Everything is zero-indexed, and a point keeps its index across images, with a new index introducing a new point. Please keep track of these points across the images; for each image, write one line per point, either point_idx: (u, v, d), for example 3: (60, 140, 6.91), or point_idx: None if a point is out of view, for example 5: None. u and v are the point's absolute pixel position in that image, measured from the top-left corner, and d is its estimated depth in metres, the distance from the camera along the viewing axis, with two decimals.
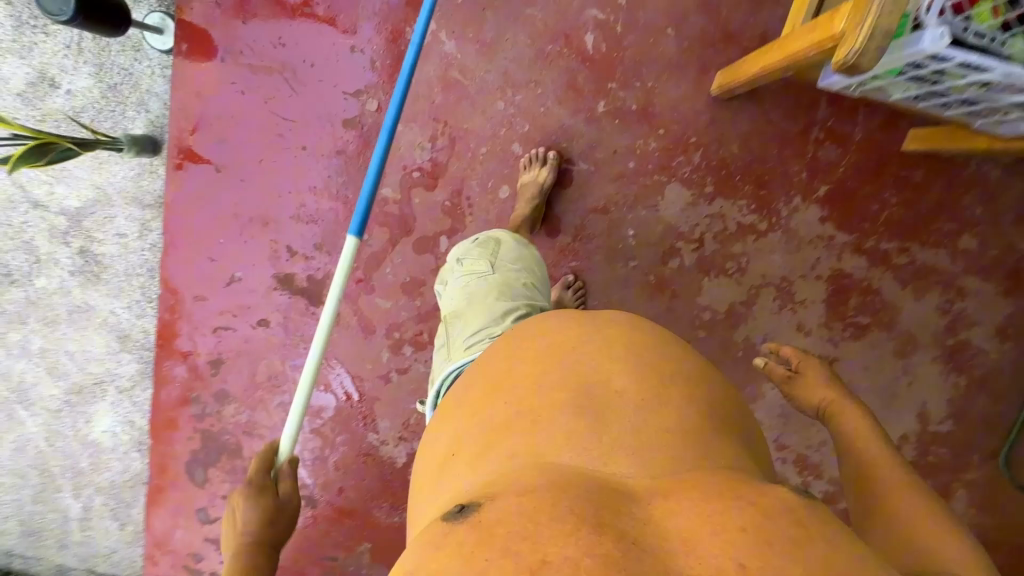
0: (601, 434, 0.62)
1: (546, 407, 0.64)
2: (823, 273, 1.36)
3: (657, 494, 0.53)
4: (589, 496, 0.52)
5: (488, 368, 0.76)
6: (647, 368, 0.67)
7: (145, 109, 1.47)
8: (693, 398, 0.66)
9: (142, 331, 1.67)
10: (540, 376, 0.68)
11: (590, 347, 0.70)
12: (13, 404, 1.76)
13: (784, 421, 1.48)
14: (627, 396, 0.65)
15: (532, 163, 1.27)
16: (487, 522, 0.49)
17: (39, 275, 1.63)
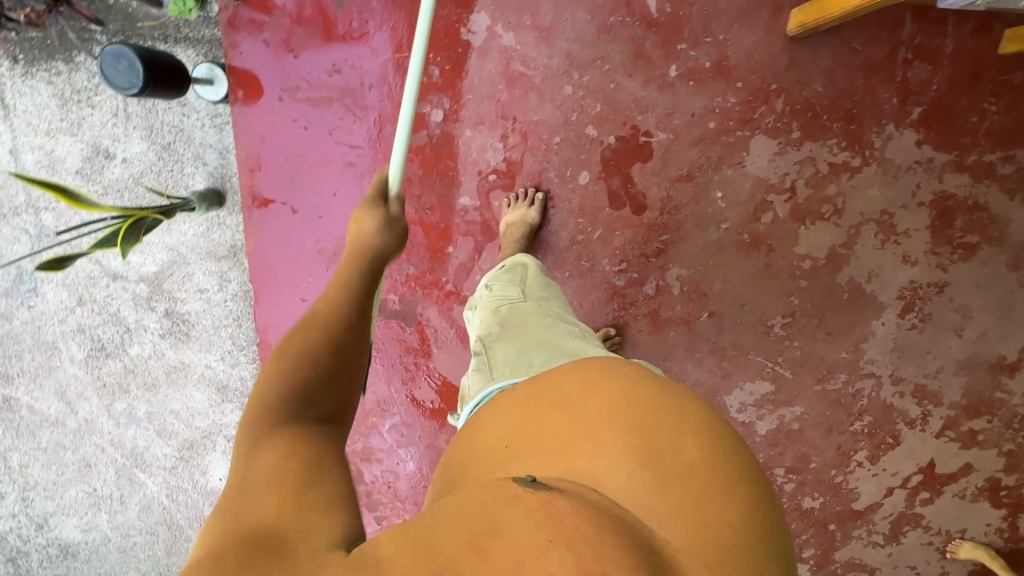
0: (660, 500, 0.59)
1: (617, 449, 0.64)
2: (925, 199, 1.31)
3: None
4: (643, 549, 0.51)
5: (563, 387, 0.76)
6: (726, 462, 0.64)
7: (202, 162, 1.46)
8: (762, 509, 0.62)
9: (239, 379, 1.70)
10: (614, 412, 0.69)
11: (672, 411, 0.69)
12: (131, 469, 1.83)
13: (897, 355, 1.46)
14: (702, 473, 0.62)
15: (517, 201, 1.28)
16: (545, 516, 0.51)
17: (131, 343, 1.66)
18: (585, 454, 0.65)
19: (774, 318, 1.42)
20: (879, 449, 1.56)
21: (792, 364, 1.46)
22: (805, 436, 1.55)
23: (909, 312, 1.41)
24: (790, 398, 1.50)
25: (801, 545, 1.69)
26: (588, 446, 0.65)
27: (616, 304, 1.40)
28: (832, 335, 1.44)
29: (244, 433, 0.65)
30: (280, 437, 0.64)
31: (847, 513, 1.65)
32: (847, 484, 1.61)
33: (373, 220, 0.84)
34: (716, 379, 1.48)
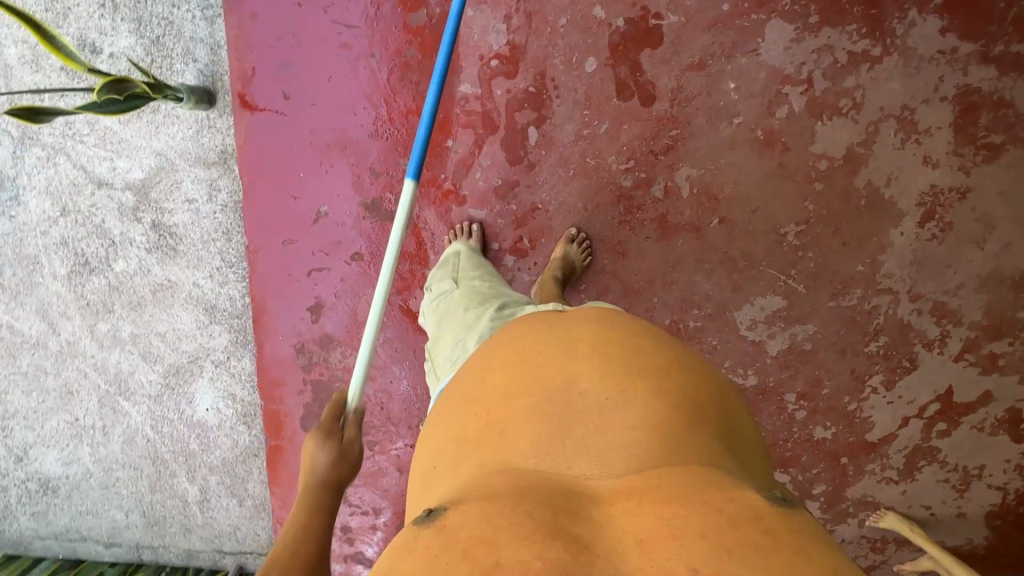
0: (566, 439, 0.64)
1: (519, 416, 0.66)
2: (948, 93, 1.25)
3: (622, 496, 0.56)
4: (548, 502, 0.54)
5: (471, 376, 0.76)
6: (615, 367, 0.70)
7: (192, 58, 1.40)
8: (665, 388, 0.68)
9: (228, 299, 1.63)
10: (511, 382, 0.70)
11: (557, 350, 0.73)
12: (114, 397, 1.76)
13: (917, 270, 1.39)
14: (594, 399, 0.67)
15: (459, 237, 1.33)
16: (448, 530, 0.51)
17: (116, 258, 1.60)
18: (493, 438, 0.66)
19: (788, 226, 1.35)
20: (895, 374, 1.49)
21: (806, 277, 1.40)
22: (818, 358, 1.48)
23: (929, 222, 1.34)
24: (803, 315, 1.43)
25: (811, 481, 1.62)
26: (493, 432, 0.66)
27: (622, 206, 1.34)
28: (848, 246, 1.37)
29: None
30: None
31: (860, 445, 1.57)
32: (861, 413, 1.53)
33: (321, 455, 1.03)
34: (726, 292, 1.41)
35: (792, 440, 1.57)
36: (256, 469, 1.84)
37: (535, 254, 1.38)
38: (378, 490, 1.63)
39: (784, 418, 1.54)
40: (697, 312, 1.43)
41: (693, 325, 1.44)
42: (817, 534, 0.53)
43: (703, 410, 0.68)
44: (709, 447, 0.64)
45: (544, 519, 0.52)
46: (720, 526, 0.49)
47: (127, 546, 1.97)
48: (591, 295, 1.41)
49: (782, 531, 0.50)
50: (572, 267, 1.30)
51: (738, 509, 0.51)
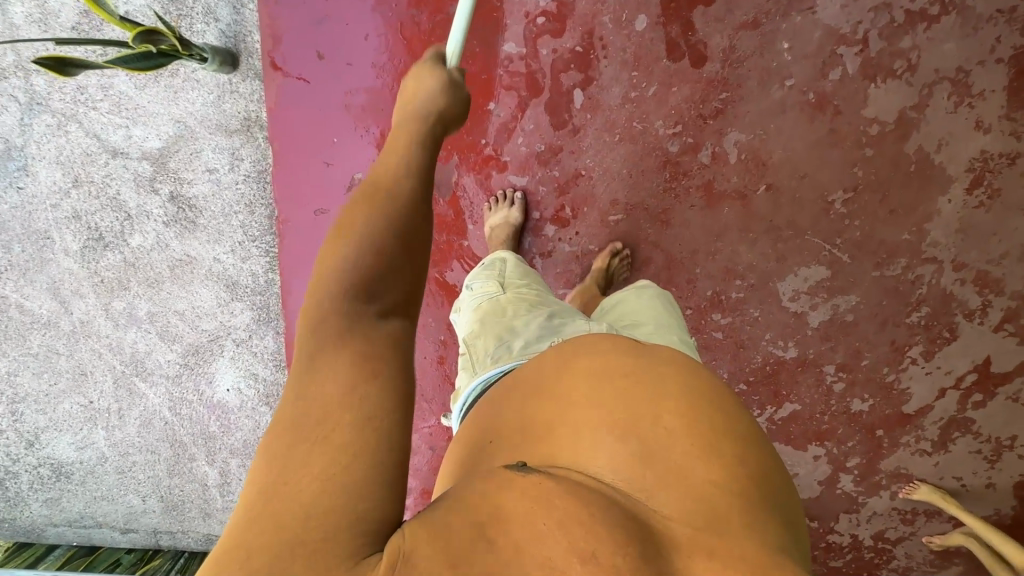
0: (642, 475, 0.59)
1: (598, 433, 0.63)
2: (1005, 54, 1.22)
3: (697, 554, 0.53)
4: (626, 527, 0.51)
5: (546, 378, 0.73)
6: (707, 421, 0.64)
7: (214, 18, 1.33)
8: (748, 453, 0.64)
9: (251, 275, 1.57)
10: (601, 393, 0.66)
11: (650, 381, 0.67)
12: (130, 378, 1.70)
13: (961, 238, 1.37)
14: (680, 446, 0.61)
15: (498, 203, 1.29)
16: (536, 488, 0.51)
17: (132, 232, 1.53)
18: (569, 437, 0.64)
19: (835, 193, 1.32)
20: (935, 345, 1.48)
21: (851, 247, 1.37)
22: (859, 330, 1.46)
23: (977, 188, 1.32)
24: (846, 286, 1.41)
25: (845, 454, 1.61)
26: (567, 437, 0.63)
27: (668, 173, 1.30)
28: (895, 214, 1.34)
29: (309, 341, 0.59)
30: (339, 351, 0.57)
31: (896, 417, 1.57)
32: (899, 384, 1.53)
33: (431, 81, 0.83)
34: (770, 263, 1.38)
35: (829, 412, 1.56)
36: None
37: (576, 223, 1.34)
38: (409, 470, 1.60)
39: (822, 390, 1.53)
40: (740, 283, 1.40)
41: (735, 297, 1.42)
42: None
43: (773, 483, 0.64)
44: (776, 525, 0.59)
45: (627, 535, 0.49)
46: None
47: (144, 532, 1.92)
48: (632, 265, 1.38)
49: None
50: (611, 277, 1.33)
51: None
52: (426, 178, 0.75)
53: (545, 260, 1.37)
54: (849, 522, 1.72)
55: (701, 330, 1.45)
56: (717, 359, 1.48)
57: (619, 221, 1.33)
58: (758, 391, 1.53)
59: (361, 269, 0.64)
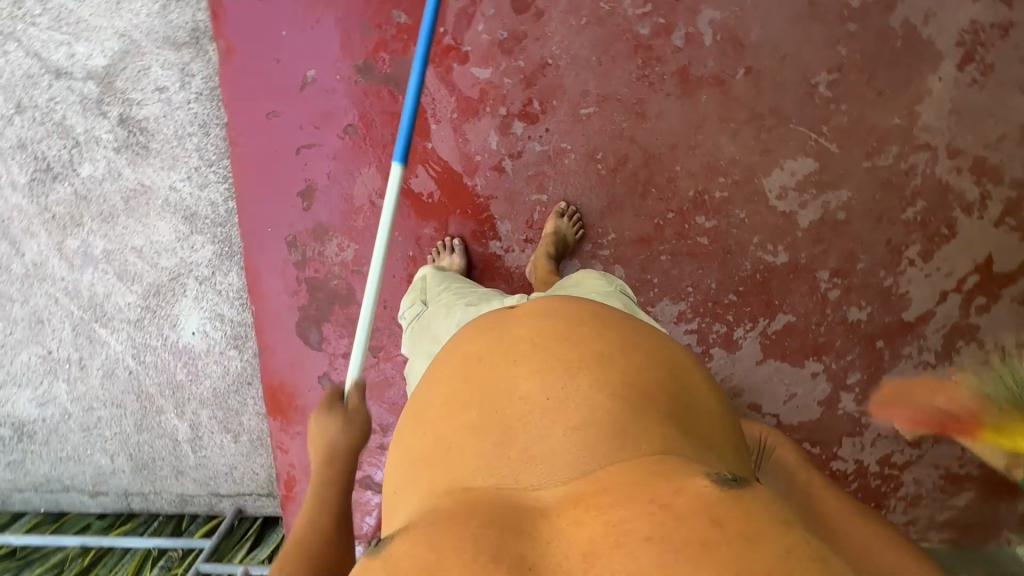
0: (511, 450, 0.59)
1: (464, 431, 0.62)
2: None
3: (570, 504, 0.53)
4: (488, 522, 0.51)
5: (424, 390, 0.73)
6: (557, 363, 0.65)
7: None
8: (611, 380, 0.64)
9: (209, 205, 1.49)
10: (457, 393, 0.66)
11: (496, 351, 0.69)
12: (90, 325, 1.62)
13: (956, 121, 1.29)
14: (535, 399, 0.63)
15: (442, 253, 1.31)
16: (391, 553, 0.50)
17: (81, 161, 1.45)
18: (442, 455, 0.63)
19: (819, 75, 1.25)
20: (933, 244, 1.40)
21: (839, 134, 1.30)
22: (852, 229, 1.38)
23: (969, 64, 1.25)
24: (836, 180, 1.33)
25: (845, 370, 1.53)
26: (439, 451, 0.63)
27: (640, 60, 1.23)
28: (883, 96, 1.27)
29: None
30: None
31: (896, 326, 1.48)
32: (897, 290, 1.44)
33: (333, 426, 0.96)
34: (754, 156, 1.31)
35: (825, 323, 1.47)
36: (250, 399, 1.71)
37: (547, 119, 1.26)
38: (385, 404, 1.51)
39: (816, 299, 1.45)
40: (723, 180, 1.32)
41: (718, 196, 1.34)
42: (775, 506, 0.50)
43: (656, 395, 0.65)
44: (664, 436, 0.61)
45: (487, 541, 0.49)
46: (666, 525, 0.47)
47: (114, 495, 1.83)
48: (608, 165, 1.30)
49: (730, 517, 0.47)
50: (565, 242, 1.28)
51: (683, 500, 0.48)
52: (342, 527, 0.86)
53: (515, 162, 1.29)
54: (854, 447, 1.62)
55: (685, 235, 1.37)
56: (703, 267, 1.40)
57: (591, 114, 1.26)
58: (749, 302, 1.44)
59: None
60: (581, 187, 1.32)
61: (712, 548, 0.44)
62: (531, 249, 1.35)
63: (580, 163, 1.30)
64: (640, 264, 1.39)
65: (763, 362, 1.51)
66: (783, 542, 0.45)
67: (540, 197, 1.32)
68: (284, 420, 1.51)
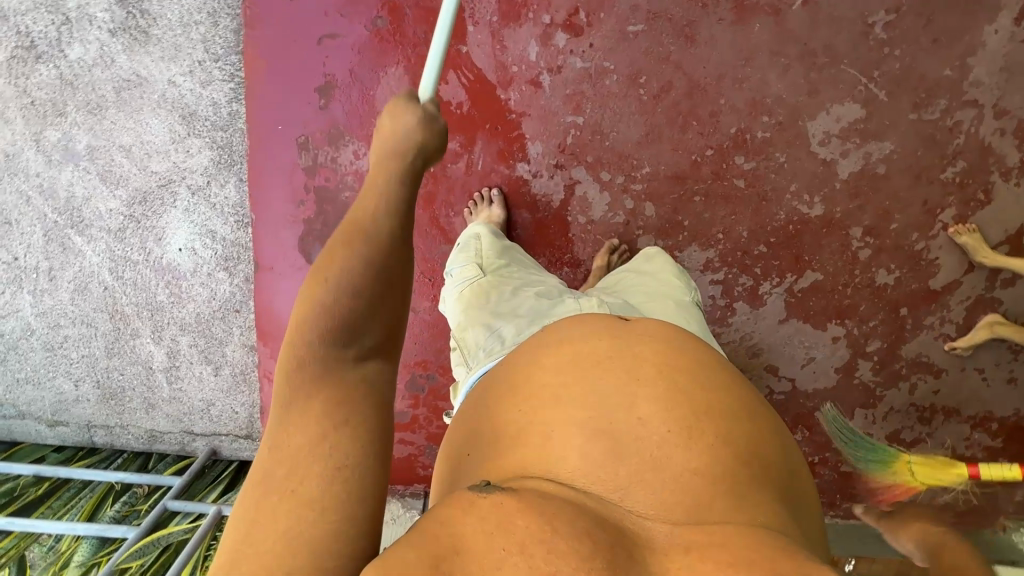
0: (620, 469, 0.57)
1: (573, 434, 0.60)
2: None
3: (680, 547, 0.49)
4: (602, 531, 0.48)
5: (525, 379, 0.71)
6: (681, 401, 0.63)
7: None
8: (730, 437, 0.62)
9: (211, 105, 1.36)
10: (568, 388, 0.65)
11: (617, 367, 0.67)
12: (64, 231, 1.47)
13: (1006, 78, 1.26)
14: (652, 429, 0.60)
15: (478, 206, 1.27)
16: (505, 509, 0.47)
17: (71, 42, 1.31)
18: (539, 441, 0.61)
19: (877, 15, 1.21)
20: (969, 209, 1.36)
21: (889, 81, 1.25)
22: (890, 184, 1.33)
23: None
24: (880, 130, 1.29)
25: (866, 336, 1.49)
26: (539, 432, 0.62)
27: None
28: (938, 44, 1.23)
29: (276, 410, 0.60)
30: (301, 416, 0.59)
31: (922, 293, 1.45)
32: (927, 255, 1.41)
33: (408, 118, 0.75)
34: (801, 95, 1.25)
35: (852, 285, 1.43)
36: (237, 328, 1.58)
37: (592, 33, 1.19)
38: None
39: (847, 257, 1.40)
40: (767, 120, 1.26)
41: (761, 137, 1.28)
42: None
43: (768, 469, 0.62)
44: (772, 512, 0.57)
45: (602, 545, 0.46)
46: None
47: (74, 427, 1.67)
48: (650, 91, 1.23)
49: None
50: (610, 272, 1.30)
51: None
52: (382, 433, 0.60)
53: (554, 78, 1.21)
54: (865, 420, 1.59)
55: (722, 176, 1.30)
56: (737, 212, 1.34)
57: (639, 32, 1.19)
58: (778, 255, 1.39)
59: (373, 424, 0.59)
60: (621, 112, 1.24)
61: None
62: (561, 175, 1.28)
63: (622, 86, 1.22)
64: (671, 204, 1.32)
65: (786, 321, 1.45)
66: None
67: (576, 120, 1.24)
68: (273, 346, 1.40)
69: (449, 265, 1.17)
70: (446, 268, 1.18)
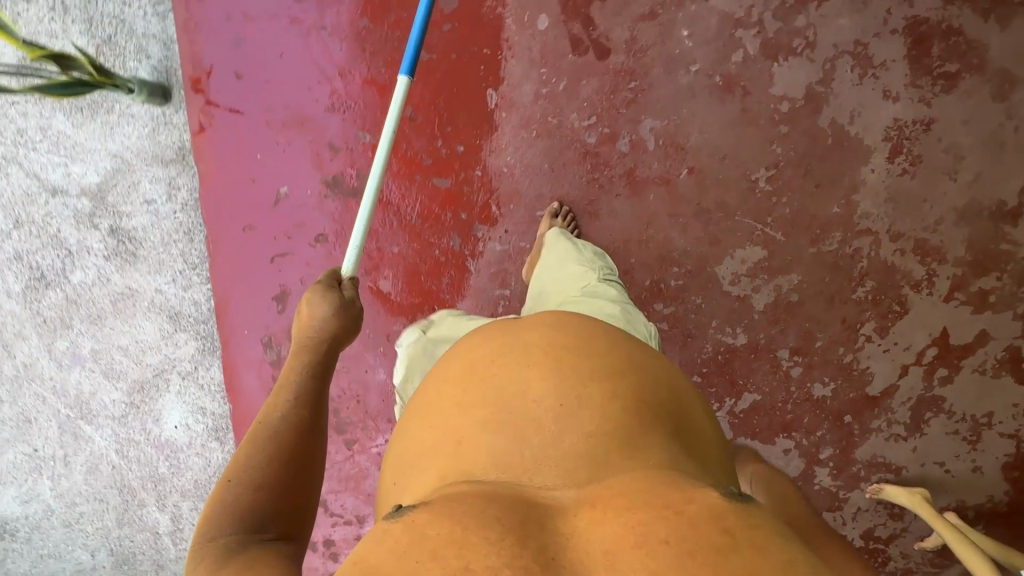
0: (526, 449, 0.64)
1: (482, 431, 0.65)
2: (898, 27, 1.26)
3: (584, 505, 0.56)
4: (511, 514, 0.53)
5: (438, 394, 0.74)
6: (572, 372, 0.69)
7: (146, 55, 1.39)
8: (620, 395, 0.68)
9: (193, 304, 1.56)
10: (472, 394, 0.70)
11: (515, 359, 0.71)
12: (76, 422, 1.66)
13: (893, 207, 1.37)
14: (550, 405, 0.66)
15: None
16: (417, 523, 0.51)
17: (73, 268, 1.53)
18: (455, 449, 0.66)
19: (758, 172, 1.33)
20: (888, 320, 1.45)
21: (783, 224, 1.37)
22: (807, 310, 1.43)
23: (898, 156, 1.33)
24: (785, 265, 1.40)
25: (816, 444, 1.54)
26: (456, 443, 0.66)
27: (588, 165, 1.31)
28: (821, 187, 1.35)
29: None
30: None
31: (862, 400, 1.51)
32: (858, 365, 1.48)
33: (322, 307, 0.94)
34: (704, 246, 1.38)
35: (792, 400, 1.50)
36: None
37: (504, 222, 1.34)
38: (362, 496, 1.51)
39: (780, 376, 1.48)
40: (677, 270, 1.39)
41: (674, 284, 1.40)
42: (773, 523, 0.53)
43: (665, 412, 0.70)
44: (661, 453, 0.64)
45: (511, 522, 0.51)
46: (681, 531, 0.49)
47: None
48: None
49: (741, 529, 0.49)
50: None
51: (696, 507, 0.51)
52: (307, 402, 0.84)
53: (477, 262, 1.36)
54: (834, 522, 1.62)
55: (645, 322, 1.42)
56: (666, 351, 1.44)
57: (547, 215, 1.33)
58: (714, 383, 1.47)
59: (287, 421, 0.80)
60: None
61: (723, 553, 0.47)
62: None
63: None
64: None
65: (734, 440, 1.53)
66: (786, 556, 0.48)
67: (505, 292, 1.37)
68: None
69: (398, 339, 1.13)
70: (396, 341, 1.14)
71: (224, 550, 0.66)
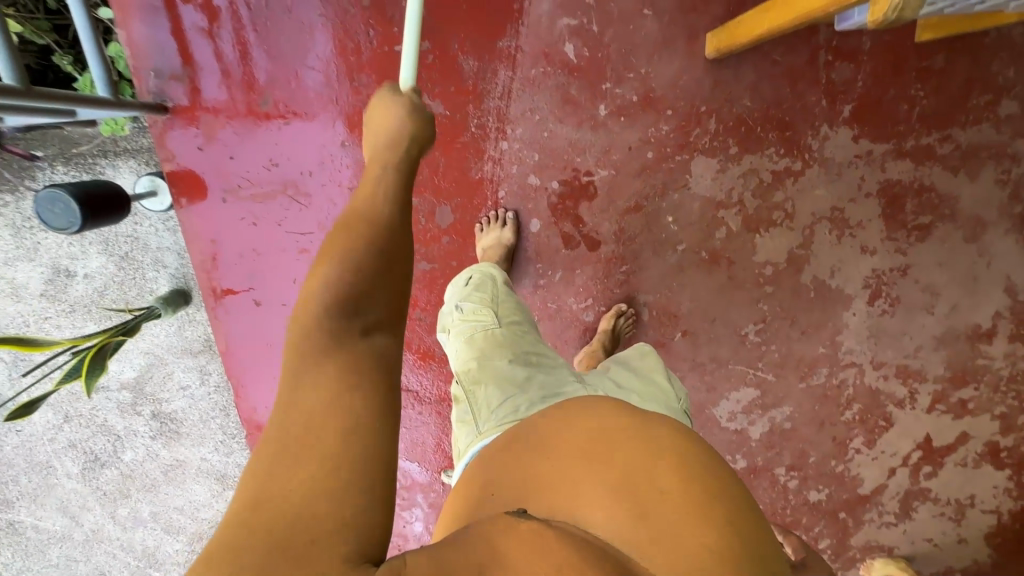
0: (632, 530, 0.57)
1: (596, 488, 0.61)
2: (872, 190, 1.32)
3: None
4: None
5: (547, 435, 0.72)
6: (707, 485, 0.61)
7: (163, 266, 1.47)
8: (744, 527, 0.59)
9: (237, 466, 1.69)
10: (593, 451, 0.65)
11: (649, 441, 0.66)
12: (147, 570, 1.80)
13: (874, 342, 1.46)
14: (674, 503, 0.59)
15: None
16: (520, 554, 0.49)
17: (124, 449, 1.67)
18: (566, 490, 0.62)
19: (747, 326, 1.42)
20: (874, 433, 1.57)
21: (773, 367, 1.47)
22: (800, 433, 1.55)
23: (877, 299, 1.42)
24: (777, 400, 1.51)
25: (815, 538, 1.69)
26: (567, 482, 0.63)
27: (588, 340, 1.38)
28: (807, 333, 1.44)
29: (297, 352, 0.59)
30: (320, 368, 0.56)
31: (854, 499, 1.65)
32: (849, 472, 1.61)
33: (393, 115, 0.74)
34: (702, 393, 1.48)
35: (790, 506, 1.64)
36: None
37: None
38: None
39: (778, 488, 1.62)
40: None
41: None
42: None
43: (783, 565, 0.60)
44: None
45: None
46: None
47: None
48: None
49: None
50: None
51: None
52: (405, 202, 0.71)
53: None
54: None
55: None
56: None
57: None
58: None
59: (390, 204, 0.69)
60: None
61: None
62: None
63: None
64: None
65: None
66: None
67: None
68: None
69: (461, 298, 1.13)
70: (449, 298, 1.18)
71: (331, 329, 0.59)
